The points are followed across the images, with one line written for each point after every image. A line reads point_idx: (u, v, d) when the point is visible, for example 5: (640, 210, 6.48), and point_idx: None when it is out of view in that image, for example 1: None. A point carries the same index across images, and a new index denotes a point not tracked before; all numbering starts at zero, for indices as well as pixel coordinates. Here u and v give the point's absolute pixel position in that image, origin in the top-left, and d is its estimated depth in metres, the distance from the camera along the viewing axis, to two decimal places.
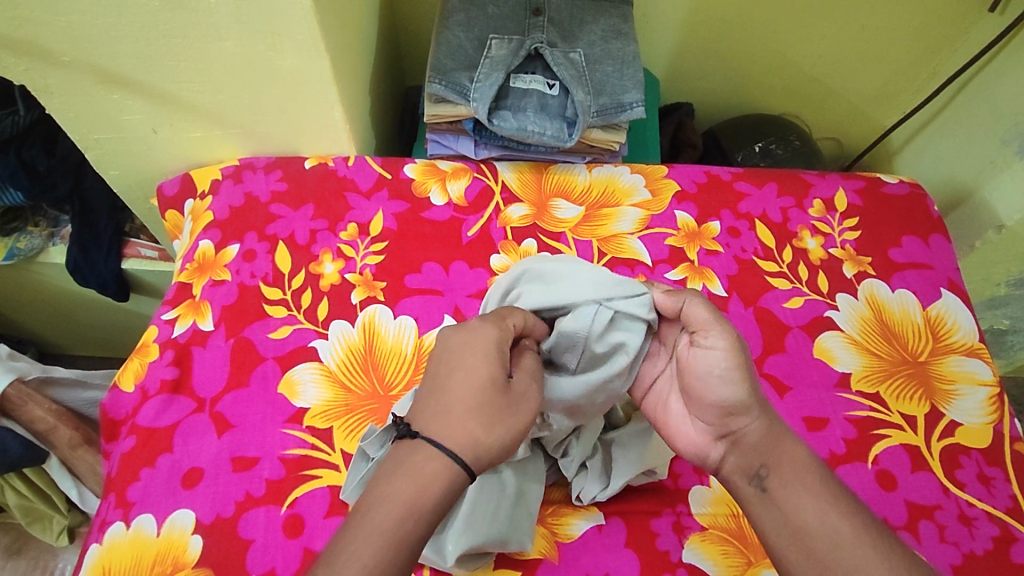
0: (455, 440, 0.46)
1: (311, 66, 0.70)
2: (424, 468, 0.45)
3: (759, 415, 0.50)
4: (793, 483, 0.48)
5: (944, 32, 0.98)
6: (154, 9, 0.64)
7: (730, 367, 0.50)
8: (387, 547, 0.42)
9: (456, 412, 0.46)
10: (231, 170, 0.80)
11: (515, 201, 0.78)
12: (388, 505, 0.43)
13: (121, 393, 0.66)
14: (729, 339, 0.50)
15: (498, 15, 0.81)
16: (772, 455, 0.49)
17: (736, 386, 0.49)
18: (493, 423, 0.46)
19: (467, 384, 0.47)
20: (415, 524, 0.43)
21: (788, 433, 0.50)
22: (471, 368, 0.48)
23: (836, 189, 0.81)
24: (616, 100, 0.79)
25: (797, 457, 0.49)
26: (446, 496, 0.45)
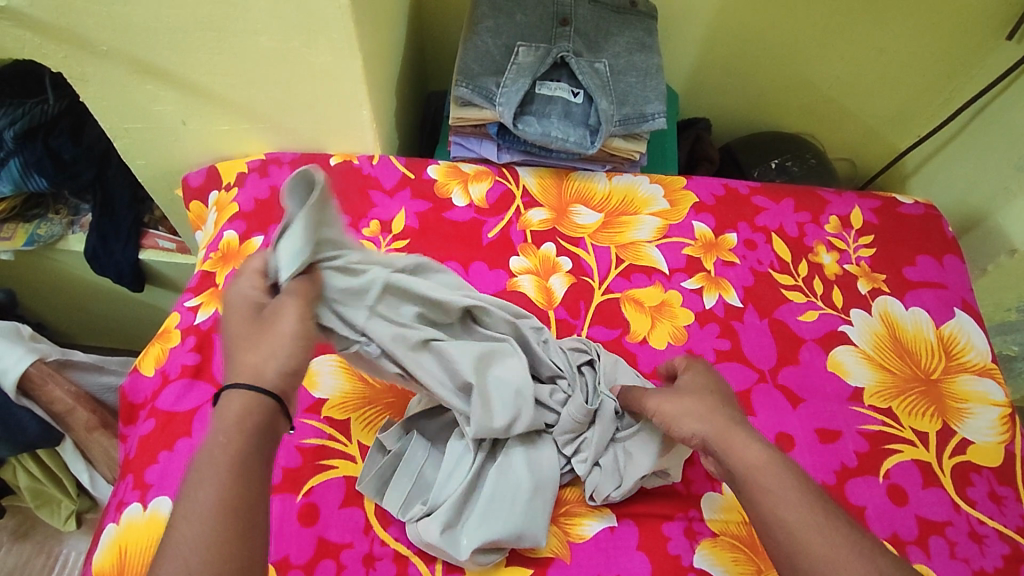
0: (236, 369, 0.43)
1: (343, 64, 0.72)
2: (227, 406, 0.42)
3: (700, 425, 0.52)
4: (750, 480, 0.48)
5: (962, 59, 0.99)
6: (194, 2, 0.65)
7: (663, 414, 0.55)
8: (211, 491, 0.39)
9: (232, 350, 0.44)
10: (257, 163, 0.82)
11: (536, 205, 0.79)
12: (201, 467, 0.40)
13: (141, 377, 0.67)
14: (652, 397, 0.56)
15: (525, 23, 0.83)
16: (727, 452, 0.50)
17: (675, 425, 0.54)
18: (252, 347, 0.44)
19: (237, 328, 0.45)
20: (223, 447, 0.40)
21: (742, 430, 0.51)
22: (229, 313, 0.46)
23: (852, 207, 0.82)
24: (639, 111, 0.81)
25: (755, 454, 0.49)
26: (246, 415, 0.41)
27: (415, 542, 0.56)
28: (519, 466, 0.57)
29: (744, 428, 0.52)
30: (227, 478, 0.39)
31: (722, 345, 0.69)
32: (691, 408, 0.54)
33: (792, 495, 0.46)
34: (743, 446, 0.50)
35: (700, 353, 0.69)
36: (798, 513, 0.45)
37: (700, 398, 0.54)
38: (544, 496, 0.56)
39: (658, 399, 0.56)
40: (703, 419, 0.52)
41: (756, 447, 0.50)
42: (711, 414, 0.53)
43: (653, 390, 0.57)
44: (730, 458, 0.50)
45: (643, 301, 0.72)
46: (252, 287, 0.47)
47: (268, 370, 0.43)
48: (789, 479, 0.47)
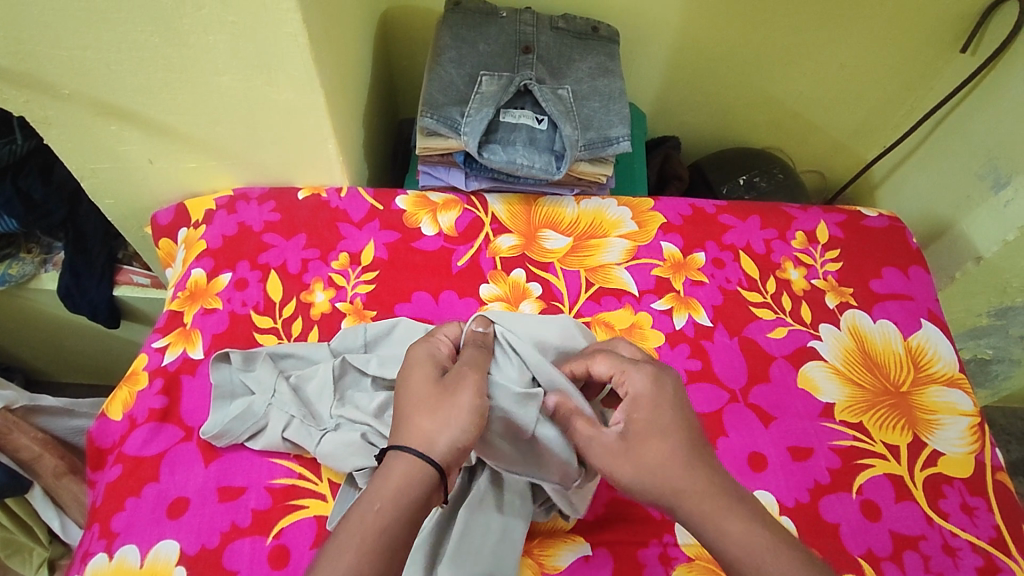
0: (402, 433, 0.50)
1: (306, 100, 0.72)
2: (393, 469, 0.48)
3: (681, 500, 0.48)
4: (740, 570, 0.44)
5: (920, 72, 1.01)
6: (154, 45, 0.66)
7: (626, 479, 0.50)
8: (356, 539, 0.44)
9: (407, 415, 0.51)
10: (225, 200, 0.82)
11: (505, 231, 0.79)
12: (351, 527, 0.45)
13: (108, 421, 0.65)
14: (604, 463, 0.51)
15: (489, 53, 0.84)
16: (712, 532, 0.46)
17: (643, 489, 0.49)
18: (443, 411, 0.51)
19: (414, 400, 0.52)
20: (376, 514, 0.45)
21: (721, 504, 0.47)
22: (420, 378, 0.54)
23: (817, 222, 0.83)
24: (603, 135, 0.81)
25: (736, 530, 0.46)
26: (406, 485, 0.47)
27: None
28: (492, 505, 0.57)
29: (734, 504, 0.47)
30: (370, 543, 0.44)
31: (693, 365, 0.70)
32: (660, 477, 0.49)
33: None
34: (722, 529, 0.46)
35: None
36: None
37: (664, 452, 0.49)
38: (515, 533, 0.56)
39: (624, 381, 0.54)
40: (658, 486, 0.48)
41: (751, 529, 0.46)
42: (684, 483, 0.48)
43: (603, 450, 0.52)
44: (712, 536, 0.46)
45: (612, 324, 0.73)
46: (431, 346, 0.57)
47: (428, 435, 0.50)
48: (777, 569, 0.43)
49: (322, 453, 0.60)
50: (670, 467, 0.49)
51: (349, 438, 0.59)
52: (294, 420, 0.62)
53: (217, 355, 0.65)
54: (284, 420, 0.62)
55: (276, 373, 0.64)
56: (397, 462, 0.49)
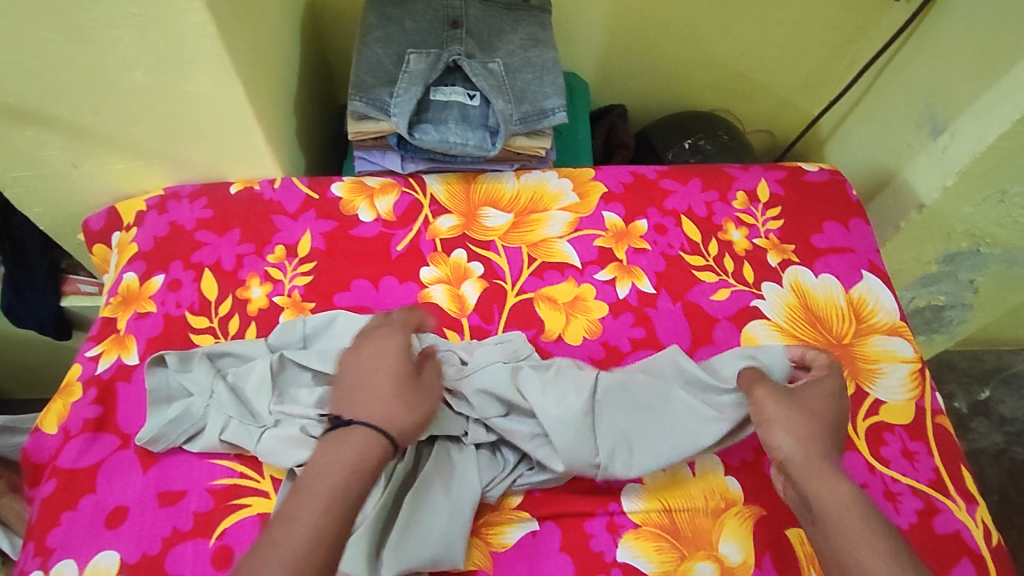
0: (373, 411, 0.52)
1: (224, 91, 0.70)
2: (359, 437, 0.51)
3: (798, 446, 0.54)
4: (833, 514, 0.50)
5: (858, 23, 1.01)
6: (55, 42, 0.63)
7: (770, 416, 0.55)
8: (328, 496, 0.48)
9: (379, 398, 0.53)
10: (155, 200, 0.79)
11: (444, 212, 0.78)
12: (326, 480, 0.48)
13: (43, 436, 0.64)
14: (765, 395, 0.57)
15: (415, 30, 0.82)
16: (817, 484, 0.52)
17: (776, 427, 0.55)
18: (412, 404, 0.54)
19: (386, 385, 0.54)
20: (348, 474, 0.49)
21: (834, 470, 0.53)
22: (396, 362, 0.56)
23: (758, 180, 0.83)
24: (538, 107, 0.80)
25: (844, 493, 0.51)
26: (369, 457, 0.51)
27: None
28: (438, 488, 0.57)
29: (841, 474, 0.53)
30: (335, 501, 0.48)
31: (636, 334, 0.70)
32: (800, 426, 0.55)
33: (872, 539, 0.48)
34: (834, 484, 0.51)
35: (615, 344, 0.69)
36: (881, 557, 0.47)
37: (810, 419, 0.55)
38: (463, 516, 0.56)
39: (774, 395, 0.56)
40: (790, 431, 0.54)
41: (847, 490, 0.51)
42: (814, 440, 0.54)
43: (768, 388, 0.57)
44: (814, 486, 0.52)
45: (555, 298, 0.72)
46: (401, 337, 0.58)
47: (394, 418, 0.53)
48: (866, 528, 0.49)
49: (263, 450, 0.59)
50: (807, 426, 0.55)
51: (291, 433, 0.59)
52: (231, 421, 0.60)
53: (152, 359, 0.63)
54: (222, 422, 0.60)
55: (212, 372, 0.63)
56: (361, 436, 0.51)
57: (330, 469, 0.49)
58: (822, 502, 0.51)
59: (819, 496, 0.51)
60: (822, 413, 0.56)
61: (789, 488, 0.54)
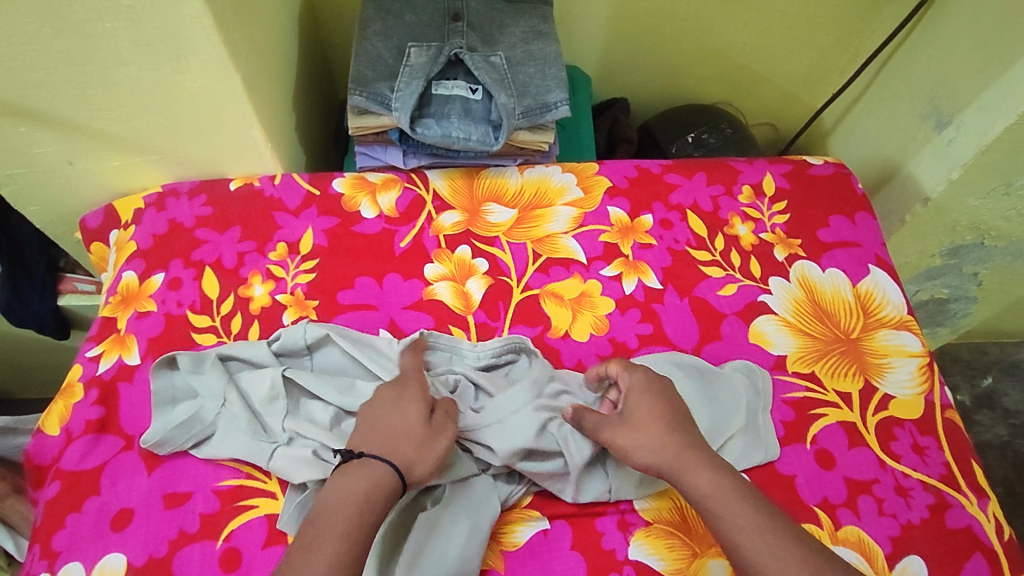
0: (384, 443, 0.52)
1: (223, 86, 0.69)
2: (368, 470, 0.50)
3: (649, 460, 0.53)
4: (717, 512, 0.50)
5: (861, 15, 1.00)
6: (49, 37, 0.62)
7: (620, 445, 0.55)
8: (342, 518, 0.47)
9: (391, 439, 0.52)
10: (154, 197, 0.78)
11: (447, 208, 0.77)
12: (336, 506, 0.48)
13: (45, 437, 0.63)
14: (607, 434, 0.56)
15: (416, 23, 0.81)
16: (686, 487, 0.52)
17: (632, 458, 0.54)
18: (426, 446, 0.53)
19: (397, 423, 0.53)
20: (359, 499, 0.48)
21: (698, 463, 0.52)
22: (415, 401, 0.55)
23: (763, 174, 0.82)
24: (541, 100, 0.79)
25: (708, 483, 0.51)
26: (382, 484, 0.50)
27: None
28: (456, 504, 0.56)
29: (705, 460, 0.53)
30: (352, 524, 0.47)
31: (644, 330, 0.69)
32: (649, 445, 0.54)
33: (753, 526, 0.48)
34: (695, 479, 0.52)
35: (623, 341, 0.69)
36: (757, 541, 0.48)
37: (651, 428, 0.55)
38: (481, 533, 0.55)
39: (612, 432, 0.56)
40: (642, 454, 0.54)
41: (710, 481, 0.51)
42: (665, 444, 0.54)
43: (607, 426, 0.56)
44: (687, 492, 0.52)
45: (561, 294, 0.71)
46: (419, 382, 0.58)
47: (405, 457, 0.52)
48: (740, 516, 0.49)
49: (275, 466, 0.58)
50: (655, 435, 0.54)
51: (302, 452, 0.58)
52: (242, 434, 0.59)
53: (161, 360, 0.62)
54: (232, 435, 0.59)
55: (225, 377, 0.62)
56: (373, 469, 0.50)
57: (343, 496, 0.48)
58: (696, 496, 0.51)
59: (691, 492, 0.51)
60: (661, 416, 0.55)
61: None
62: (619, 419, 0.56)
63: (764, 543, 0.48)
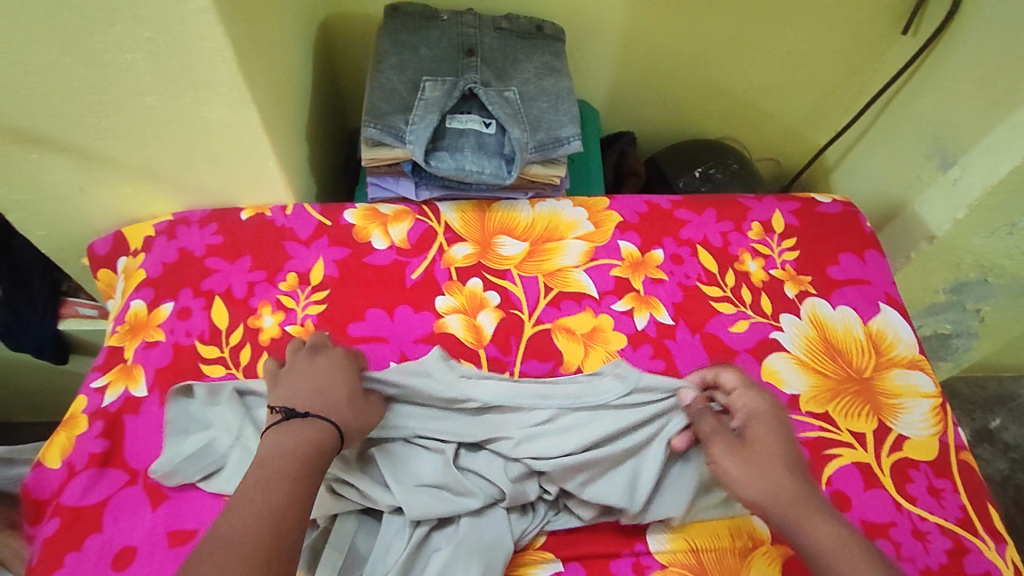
0: (318, 407, 0.53)
1: (240, 117, 0.69)
2: (310, 426, 0.51)
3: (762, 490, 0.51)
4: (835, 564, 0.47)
5: (864, 56, 1.02)
6: (69, 68, 0.62)
7: (732, 470, 0.53)
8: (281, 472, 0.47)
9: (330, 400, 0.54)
10: (164, 226, 0.78)
11: (459, 240, 0.77)
12: (273, 462, 0.48)
13: (45, 471, 0.61)
14: (719, 450, 0.54)
15: (431, 57, 0.82)
16: (800, 529, 0.49)
17: (742, 483, 0.52)
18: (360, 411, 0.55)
19: (336, 387, 0.55)
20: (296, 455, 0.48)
21: (815, 510, 0.50)
22: (347, 371, 0.57)
23: (772, 211, 0.83)
24: (553, 135, 0.80)
25: (827, 531, 0.49)
26: (322, 440, 0.50)
27: None
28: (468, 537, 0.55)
29: (822, 509, 0.51)
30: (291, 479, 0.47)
31: (656, 366, 0.69)
32: (762, 475, 0.52)
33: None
34: (813, 526, 0.49)
35: None
36: None
37: (768, 458, 0.53)
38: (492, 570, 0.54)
39: (726, 453, 0.54)
40: (752, 483, 0.52)
41: (831, 530, 0.49)
42: (783, 479, 0.52)
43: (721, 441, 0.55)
44: (799, 534, 0.49)
45: (573, 328, 0.71)
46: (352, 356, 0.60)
47: (343, 416, 0.53)
48: (862, 573, 0.46)
49: None
50: (775, 470, 0.52)
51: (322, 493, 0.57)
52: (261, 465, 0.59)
53: (176, 389, 0.62)
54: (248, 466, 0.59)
55: (240, 412, 0.61)
56: (311, 427, 0.51)
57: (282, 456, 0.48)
58: (807, 546, 0.49)
59: (802, 540, 0.49)
60: (779, 449, 0.54)
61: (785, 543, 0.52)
62: (737, 442, 0.55)
63: None
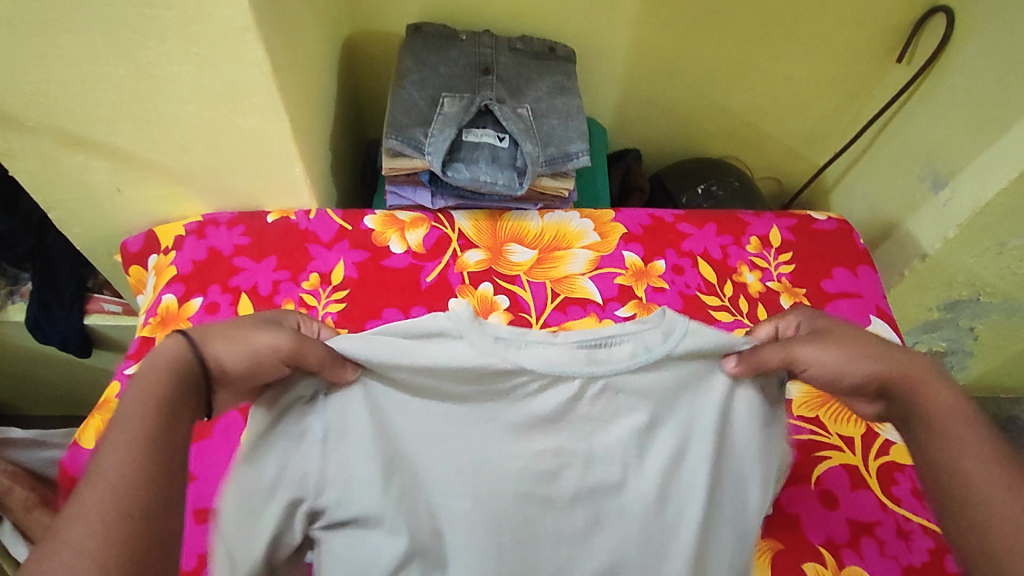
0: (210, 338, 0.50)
1: (271, 126, 0.74)
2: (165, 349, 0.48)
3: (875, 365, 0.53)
4: (939, 431, 0.50)
5: (862, 81, 1.07)
6: (119, 78, 0.67)
7: (847, 359, 0.53)
8: (142, 436, 0.42)
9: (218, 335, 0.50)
10: (195, 226, 0.83)
11: (472, 246, 0.82)
12: (125, 417, 0.43)
13: (81, 450, 0.66)
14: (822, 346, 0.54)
15: (449, 75, 0.87)
16: (919, 393, 0.52)
17: (863, 366, 0.53)
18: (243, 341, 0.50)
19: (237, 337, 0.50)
20: (147, 420, 0.43)
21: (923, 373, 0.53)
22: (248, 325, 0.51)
23: (770, 227, 0.87)
24: (563, 150, 0.85)
25: (948, 395, 0.52)
26: (167, 374, 0.46)
27: None
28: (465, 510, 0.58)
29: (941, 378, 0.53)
30: (149, 435, 0.42)
31: None
32: (862, 355, 0.54)
33: (977, 445, 0.48)
34: (936, 390, 0.52)
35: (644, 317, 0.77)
36: (986, 468, 0.47)
37: (860, 339, 0.55)
38: None
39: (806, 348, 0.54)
40: (863, 363, 0.53)
41: (947, 396, 0.52)
42: (884, 354, 0.54)
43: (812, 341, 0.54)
44: (917, 398, 0.52)
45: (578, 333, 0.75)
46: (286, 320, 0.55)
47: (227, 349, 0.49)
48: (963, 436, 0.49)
49: None
50: (876, 355, 0.54)
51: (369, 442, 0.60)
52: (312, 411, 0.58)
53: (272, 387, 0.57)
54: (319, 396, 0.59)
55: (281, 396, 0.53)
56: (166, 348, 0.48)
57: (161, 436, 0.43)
58: (925, 409, 0.51)
59: (923, 402, 0.51)
60: (863, 337, 0.55)
61: (886, 405, 0.54)
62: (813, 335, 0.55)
63: (995, 482, 0.46)
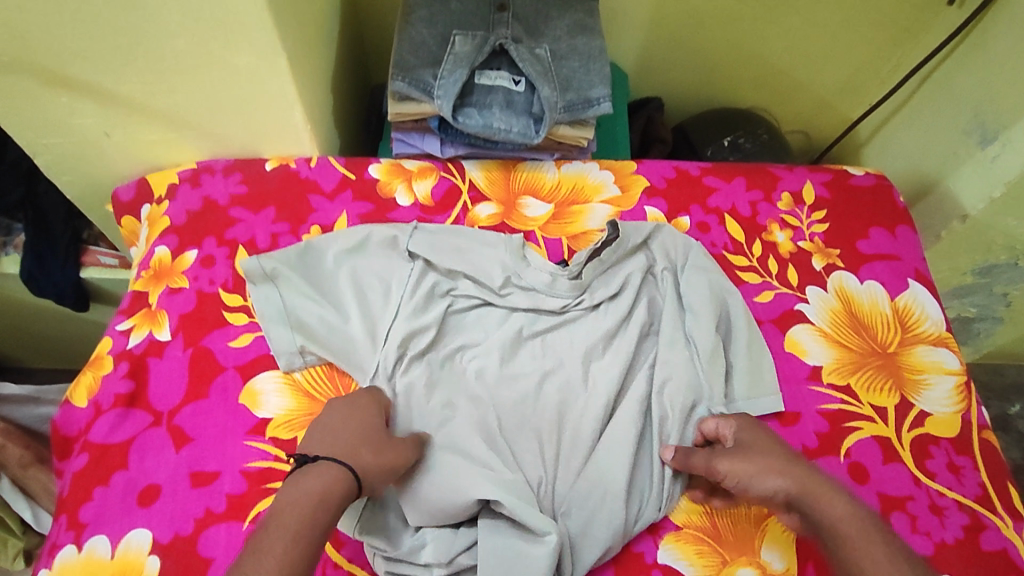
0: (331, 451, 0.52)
1: (268, 64, 0.68)
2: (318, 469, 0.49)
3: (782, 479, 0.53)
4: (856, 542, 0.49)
5: (907, 25, 0.99)
6: (100, 8, 0.61)
7: (759, 468, 0.55)
8: (294, 525, 0.45)
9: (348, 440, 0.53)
10: (189, 173, 0.78)
11: (483, 199, 0.76)
12: (281, 515, 0.46)
13: (73, 408, 0.63)
14: (729, 460, 0.56)
15: (461, 11, 0.80)
16: (816, 507, 0.52)
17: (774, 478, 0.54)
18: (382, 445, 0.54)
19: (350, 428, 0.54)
20: (306, 514, 0.46)
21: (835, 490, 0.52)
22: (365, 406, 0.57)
23: (803, 182, 0.81)
24: (583, 96, 0.78)
25: (841, 509, 0.51)
26: (329, 488, 0.48)
27: (371, 563, 0.55)
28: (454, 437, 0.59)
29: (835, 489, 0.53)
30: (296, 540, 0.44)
31: None
32: (785, 472, 0.54)
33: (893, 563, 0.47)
34: (832, 504, 0.51)
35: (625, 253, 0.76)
36: None
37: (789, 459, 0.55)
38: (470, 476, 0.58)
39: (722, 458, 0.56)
40: (785, 474, 0.54)
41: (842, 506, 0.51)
42: (788, 466, 0.54)
43: (725, 454, 0.56)
44: (817, 511, 0.51)
45: None
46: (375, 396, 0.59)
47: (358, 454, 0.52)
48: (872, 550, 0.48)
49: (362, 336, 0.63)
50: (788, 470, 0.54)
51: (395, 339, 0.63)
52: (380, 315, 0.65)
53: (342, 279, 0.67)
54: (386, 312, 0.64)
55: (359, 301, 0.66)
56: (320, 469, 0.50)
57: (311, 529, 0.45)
58: (826, 520, 0.51)
59: (823, 516, 0.51)
60: (775, 449, 0.56)
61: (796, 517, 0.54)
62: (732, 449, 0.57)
63: None
